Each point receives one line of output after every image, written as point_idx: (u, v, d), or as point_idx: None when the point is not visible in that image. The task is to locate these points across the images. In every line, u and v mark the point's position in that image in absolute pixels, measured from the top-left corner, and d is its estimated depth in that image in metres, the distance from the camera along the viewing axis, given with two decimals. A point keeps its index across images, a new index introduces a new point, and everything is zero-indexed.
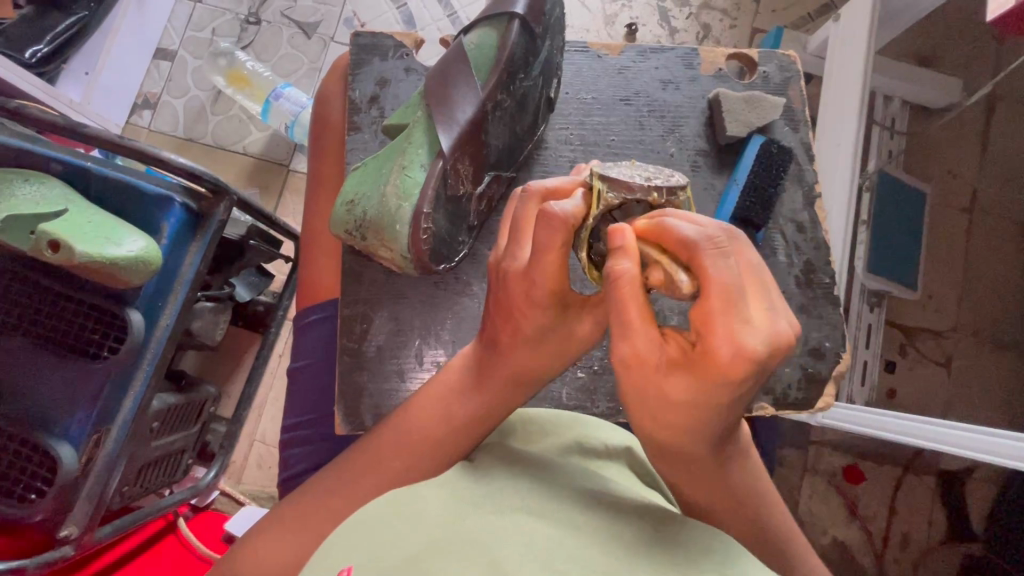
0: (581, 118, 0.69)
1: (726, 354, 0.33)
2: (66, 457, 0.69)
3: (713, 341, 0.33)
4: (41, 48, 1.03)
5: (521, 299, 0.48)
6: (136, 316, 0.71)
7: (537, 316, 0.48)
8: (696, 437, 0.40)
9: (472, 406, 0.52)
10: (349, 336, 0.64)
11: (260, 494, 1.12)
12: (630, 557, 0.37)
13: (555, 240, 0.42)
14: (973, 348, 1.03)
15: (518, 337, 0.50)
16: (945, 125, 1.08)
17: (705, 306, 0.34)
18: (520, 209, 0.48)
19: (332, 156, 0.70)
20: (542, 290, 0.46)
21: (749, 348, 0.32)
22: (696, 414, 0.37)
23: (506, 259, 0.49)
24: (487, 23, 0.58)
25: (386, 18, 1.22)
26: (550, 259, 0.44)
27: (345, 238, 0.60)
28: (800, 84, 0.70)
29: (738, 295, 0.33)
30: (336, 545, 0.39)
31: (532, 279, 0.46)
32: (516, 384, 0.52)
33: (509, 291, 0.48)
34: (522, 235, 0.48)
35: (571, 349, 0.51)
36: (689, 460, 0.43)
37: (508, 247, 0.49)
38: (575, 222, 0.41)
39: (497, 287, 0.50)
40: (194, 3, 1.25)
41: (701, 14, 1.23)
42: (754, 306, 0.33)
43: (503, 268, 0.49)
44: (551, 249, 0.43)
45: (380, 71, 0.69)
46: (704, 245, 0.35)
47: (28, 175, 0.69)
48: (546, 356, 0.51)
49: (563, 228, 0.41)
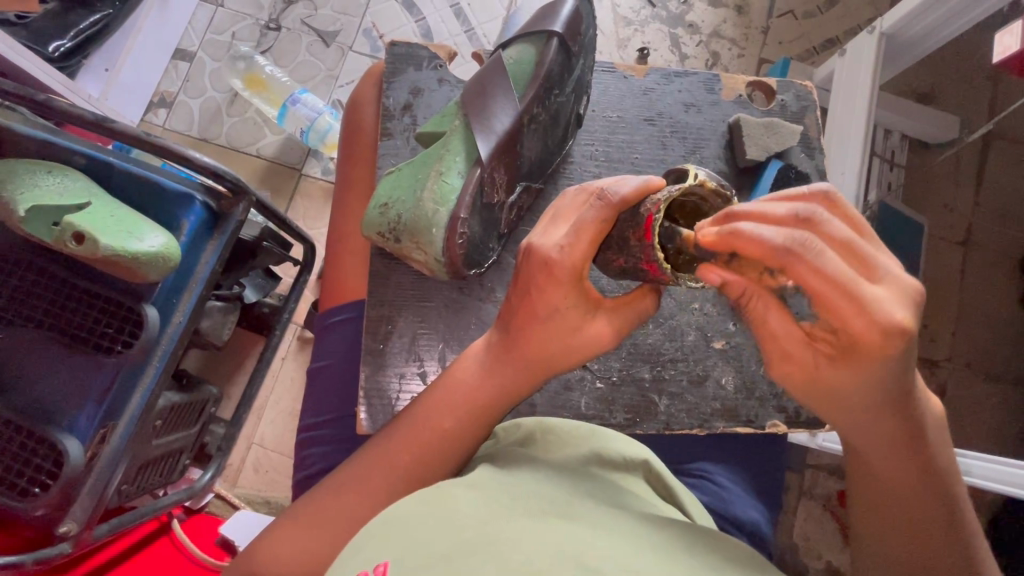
0: (606, 135, 0.71)
1: (870, 336, 0.38)
2: (73, 451, 0.68)
3: (853, 328, 0.38)
4: (63, 43, 1.04)
5: (543, 275, 0.48)
6: (152, 312, 0.71)
7: (558, 295, 0.48)
8: (869, 406, 0.44)
9: (486, 388, 0.52)
10: (373, 336, 0.64)
11: (255, 499, 1.11)
12: (669, 558, 0.37)
13: (598, 216, 0.45)
14: (967, 379, 1.05)
15: (534, 318, 0.50)
16: (944, 160, 1.12)
17: (825, 305, 0.38)
18: (570, 199, 0.49)
19: (362, 160, 0.71)
20: (568, 267, 0.47)
21: (890, 322, 0.38)
22: (870, 391, 0.42)
23: (538, 237, 0.49)
24: (526, 39, 0.60)
25: (405, 31, 1.25)
26: (586, 235, 0.46)
27: (377, 239, 0.61)
28: (816, 114, 0.72)
29: (861, 300, 0.38)
30: (366, 545, 0.39)
31: (561, 253, 0.47)
32: (526, 373, 0.52)
33: (531, 265, 0.49)
34: (563, 220, 0.49)
35: (584, 349, 0.51)
36: (888, 443, 0.45)
37: (543, 228, 0.50)
38: (624, 203, 0.45)
39: (521, 269, 0.50)
40: (215, 6, 1.26)
41: (711, 42, 1.27)
42: (891, 315, 0.38)
43: (532, 244, 0.49)
44: (591, 225, 0.46)
45: (414, 80, 0.71)
46: (793, 249, 0.37)
47: (50, 167, 0.68)
48: (554, 344, 0.50)
49: (609, 207, 0.45)
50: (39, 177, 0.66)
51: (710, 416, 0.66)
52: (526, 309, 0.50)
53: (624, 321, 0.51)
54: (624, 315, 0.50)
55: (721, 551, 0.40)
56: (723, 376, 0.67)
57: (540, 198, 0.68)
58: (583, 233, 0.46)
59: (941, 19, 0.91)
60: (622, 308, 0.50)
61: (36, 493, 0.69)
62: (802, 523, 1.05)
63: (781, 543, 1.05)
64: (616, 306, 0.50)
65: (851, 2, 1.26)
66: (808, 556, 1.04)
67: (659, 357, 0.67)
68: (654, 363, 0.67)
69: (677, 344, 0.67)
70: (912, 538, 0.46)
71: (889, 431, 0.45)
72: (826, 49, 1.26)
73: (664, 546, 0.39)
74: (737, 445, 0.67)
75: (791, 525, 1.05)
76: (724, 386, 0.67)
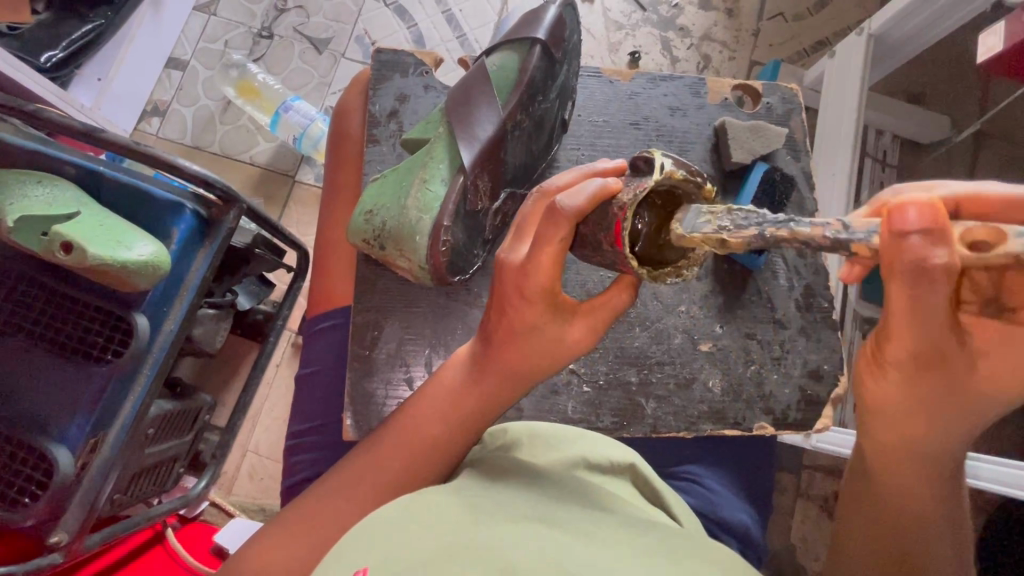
0: (592, 140, 0.71)
1: None
2: (63, 461, 0.69)
3: None
4: (55, 53, 1.04)
5: (513, 293, 0.48)
6: (143, 320, 0.71)
7: (528, 311, 0.48)
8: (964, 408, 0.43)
9: (458, 391, 0.53)
10: (360, 343, 0.65)
11: (250, 506, 1.10)
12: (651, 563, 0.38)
13: (557, 234, 0.45)
14: None
15: (509, 332, 0.50)
16: (934, 160, 1.12)
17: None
18: (529, 206, 0.49)
19: (348, 168, 0.71)
20: (536, 286, 0.47)
21: None
22: (988, 397, 0.42)
23: (505, 252, 0.49)
24: (510, 46, 0.61)
25: (397, 37, 1.25)
26: (546, 251, 0.46)
27: (363, 246, 0.62)
28: (801, 116, 0.73)
29: None
30: (348, 550, 0.39)
31: (525, 273, 0.47)
32: (504, 379, 0.52)
33: (502, 284, 0.49)
34: (526, 231, 0.49)
35: (561, 354, 0.51)
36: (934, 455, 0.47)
37: (509, 241, 0.50)
38: (575, 212, 0.44)
39: (493, 280, 0.51)
40: (208, 16, 1.27)
41: (702, 45, 1.28)
42: None
43: (499, 259, 0.50)
44: (548, 243, 0.46)
45: (400, 87, 0.71)
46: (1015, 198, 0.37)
47: (40, 177, 0.68)
48: (530, 354, 0.50)
49: (564, 221, 0.45)
50: (28, 187, 0.66)
51: (698, 419, 0.66)
52: (498, 321, 0.50)
53: (600, 320, 0.50)
54: (599, 317, 0.50)
55: (706, 556, 0.40)
56: (710, 379, 0.67)
57: None
58: (545, 249, 0.46)
59: (928, 20, 0.91)
60: (596, 310, 0.50)
61: (28, 503, 0.69)
62: (799, 524, 1.05)
63: (777, 543, 1.04)
64: (592, 309, 0.50)
65: (841, 5, 1.27)
66: (806, 558, 1.04)
67: (646, 360, 0.67)
68: (641, 366, 0.67)
69: (665, 347, 0.67)
70: (917, 522, 0.48)
71: (963, 435, 0.45)
72: (817, 51, 1.26)
73: (646, 551, 0.39)
74: (725, 447, 0.67)
75: (788, 527, 1.05)
76: (711, 389, 0.67)
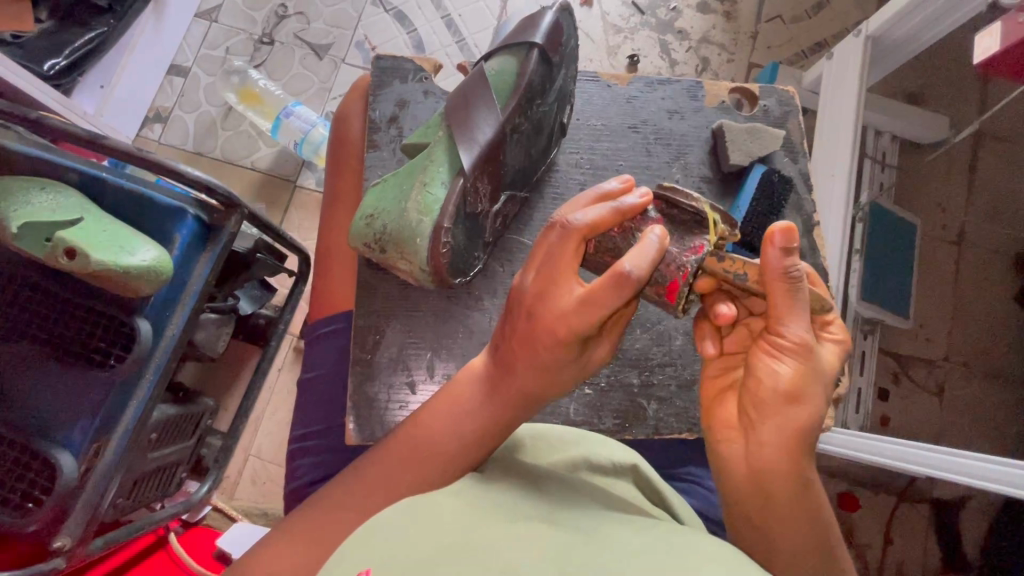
0: (591, 143, 0.72)
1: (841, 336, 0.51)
2: (66, 466, 0.69)
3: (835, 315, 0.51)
4: (58, 61, 1.04)
5: (547, 335, 0.48)
6: (145, 325, 0.72)
7: (562, 352, 0.48)
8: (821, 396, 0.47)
9: (486, 425, 0.52)
10: (362, 347, 0.65)
11: (253, 511, 1.11)
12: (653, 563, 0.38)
13: (618, 300, 0.45)
14: (964, 377, 1.05)
15: (535, 364, 0.50)
16: (933, 161, 1.12)
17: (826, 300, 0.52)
18: (558, 245, 0.48)
19: (350, 174, 0.72)
20: (574, 334, 0.47)
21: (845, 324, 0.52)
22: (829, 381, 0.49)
23: (540, 302, 0.48)
24: (508, 51, 0.61)
25: (397, 42, 1.26)
26: (595, 313, 0.46)
27: (364, 250, 0.62)
28: (798, 118, 0.73)
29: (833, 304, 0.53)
30: (351, 550, 0.39)
31: (564, 324, 0.47)
32: (524, 402, 0.52)
33: (534, 326, 0.48)
34: (560, 274, 0.48)
35: (586, 372, 0.52)
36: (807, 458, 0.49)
37: (539, 288, 0.49)
38: (643, 279, 0.45)
39: (519, 320, 0.50)
40: (209, 22, 1.28)
41: (700, 47, 1.28)
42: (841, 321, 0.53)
43: (533, 306, 0.48)
44: (603, 309, 0.45)
45: (400, 92, 0.72)
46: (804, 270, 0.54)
47: (43, 184, 0.68)
48: (556, 381, 0.51)
49: (631, 291, 0.45)
50: (32, 194, 0.67)
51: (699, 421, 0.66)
52: (523, 351, 0.50)
53: (619, 333, 0.52)
54: (619, 331, 0.52)
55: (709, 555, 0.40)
56: None
57: (525, 207, 0.69)
58: (596, 309, 0.45)
59: (926, 20, 0.91)
60: (616, 327, 0.51)
61: (31, 509, 0.69)
62: None
63: None
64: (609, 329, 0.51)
65: (838, 7, 1.28)
66: None
67: (647, 362, 0.67)
68: (642, 368, 0.67)
69: (665, 349, 0.67)
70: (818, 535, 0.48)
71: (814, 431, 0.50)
72: (816, 52, 1.27)
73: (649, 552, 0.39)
74: None
75: None
76: None
